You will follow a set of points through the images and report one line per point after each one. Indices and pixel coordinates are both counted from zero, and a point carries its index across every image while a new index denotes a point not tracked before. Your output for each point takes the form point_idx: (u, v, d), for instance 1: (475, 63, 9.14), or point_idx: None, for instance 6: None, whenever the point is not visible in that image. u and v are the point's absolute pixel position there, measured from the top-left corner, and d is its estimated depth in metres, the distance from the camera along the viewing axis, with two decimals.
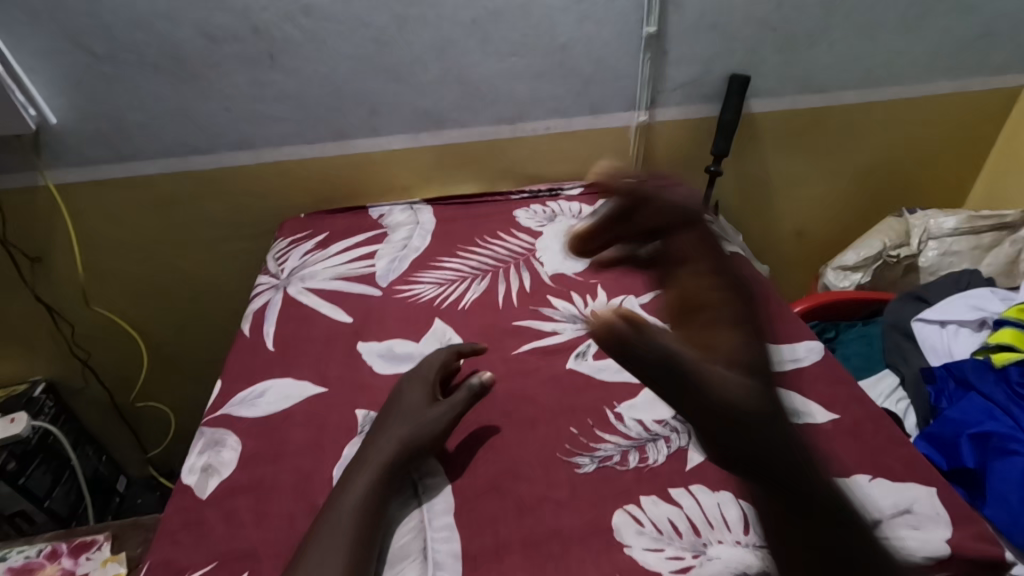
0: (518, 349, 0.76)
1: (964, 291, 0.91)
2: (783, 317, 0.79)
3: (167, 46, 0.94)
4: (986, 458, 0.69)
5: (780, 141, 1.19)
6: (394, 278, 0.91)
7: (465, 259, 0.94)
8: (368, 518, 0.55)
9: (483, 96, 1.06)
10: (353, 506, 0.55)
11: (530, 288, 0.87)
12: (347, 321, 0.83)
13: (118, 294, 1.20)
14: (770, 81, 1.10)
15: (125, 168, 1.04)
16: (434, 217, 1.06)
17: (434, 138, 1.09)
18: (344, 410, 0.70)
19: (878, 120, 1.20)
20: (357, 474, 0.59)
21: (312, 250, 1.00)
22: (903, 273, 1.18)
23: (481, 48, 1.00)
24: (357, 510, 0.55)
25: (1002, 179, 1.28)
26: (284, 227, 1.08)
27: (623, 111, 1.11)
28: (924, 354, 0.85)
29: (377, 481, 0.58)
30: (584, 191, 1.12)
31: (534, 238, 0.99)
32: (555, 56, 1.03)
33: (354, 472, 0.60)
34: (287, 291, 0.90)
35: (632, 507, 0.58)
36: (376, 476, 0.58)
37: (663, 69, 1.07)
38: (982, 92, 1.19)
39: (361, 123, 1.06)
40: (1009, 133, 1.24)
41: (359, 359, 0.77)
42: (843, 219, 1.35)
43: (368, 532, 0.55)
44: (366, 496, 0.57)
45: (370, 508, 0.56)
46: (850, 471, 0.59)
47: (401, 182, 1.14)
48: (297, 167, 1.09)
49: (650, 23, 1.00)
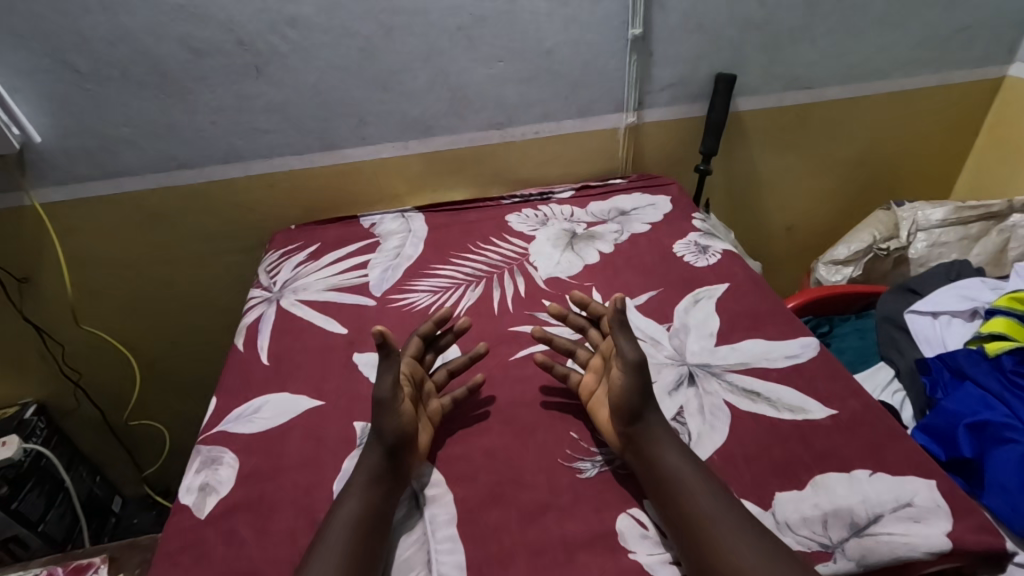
0: (515, 355, 0.76)
1: (954, 281, 0.91)
2: (776, 314, 0.79)
3: (151, 61, 0.93)
4: (984, 447, 0.69)
5: (767, 138, 1.20)
6: (387, 287, 0.91)
7: (459, 266, 0.94)
8: (370, 533, 0.54)
9: (471, 102, 1.05)
10: (354, 525, 0.54)
11: (525, 293, 0.87)
12: (343, 333, 0.82)
13: (108, 312, 1.18)
14: (755, 78, 1.11)
15: (112, 185, 1.03)
16: (426, 225, 1.06)
17: (424, 146, 1.09)
18: (342, 422, 0.69)
19: (862, 112, 1.21)
20: (356, 489, 0.57)
21: (304, 261, 0.99)
22: (894, 266, 1.19)
23: (467, 54, 1.00)
24: (360, 525, 0.54)
25: (987, 167, 1.29)
26: (275, 240, 1.07)
27: (611, 114, 1.11)
28: (918, 345, 0.86)
29: (378, 493, 0.57)
30: (575, 194, 1.12)
31: (527, 243, 0.99)
32: (541, 61, 1.03)
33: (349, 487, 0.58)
34: (281, 304, 0.89)
35: (636, 511, 0.58)
36: (375, 488, 0.57)
37: (649, 70, 1.07)
38: (964, 83, 1.20)
39: (350, 133, 1.05)
40: (991, 125, 1.26)
41: (355, 370, 0.76)
42: (832, 213, 1.36)
43: (372, 547, 0.54)
44: (368, 512, 0.55)
45: (373, 522, 0.55)
46: (851, 466, 0.59)
47: (391, 190, 1.13)
48: (286, 179, 1.08)
49: (635, 25, 1.01)
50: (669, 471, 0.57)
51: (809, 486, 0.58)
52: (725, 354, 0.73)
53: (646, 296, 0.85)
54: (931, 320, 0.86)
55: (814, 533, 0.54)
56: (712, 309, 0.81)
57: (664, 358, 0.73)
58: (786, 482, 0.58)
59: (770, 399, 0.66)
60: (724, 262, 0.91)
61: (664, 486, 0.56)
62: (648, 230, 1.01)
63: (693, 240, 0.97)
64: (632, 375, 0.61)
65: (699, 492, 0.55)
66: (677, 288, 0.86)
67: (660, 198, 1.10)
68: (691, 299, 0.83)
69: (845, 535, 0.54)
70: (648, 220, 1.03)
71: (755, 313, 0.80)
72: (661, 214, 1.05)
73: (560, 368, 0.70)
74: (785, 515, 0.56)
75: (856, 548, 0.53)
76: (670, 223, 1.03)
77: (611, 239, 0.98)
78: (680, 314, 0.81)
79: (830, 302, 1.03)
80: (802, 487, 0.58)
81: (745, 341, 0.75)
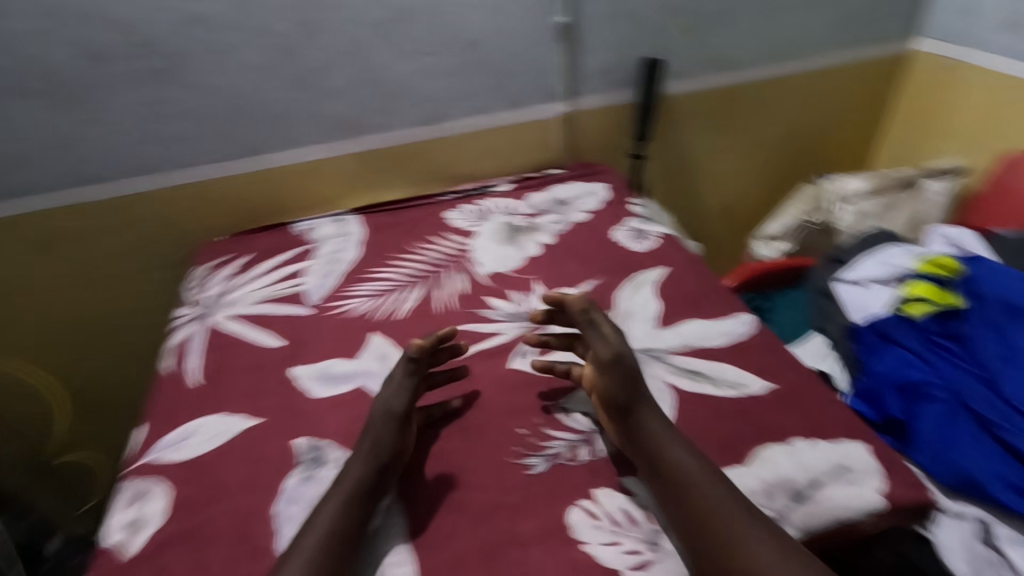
0: (459, 355, 0.75)
1: (876, 247, 0.95)
2: (714, 294, 0.81)
3: (44, 69, 0.86)
4: (910, 406, 0.74)
5: (699, 121, 1.22)
6: (325, 294, 0.88)
7: (398, 268, 0.92)
8: (341, 551, 0.52)
9: (400, 98, 1.03)
10: (323, 545, 0.51)
11: (468, 291, 0.86)
12: (279, 346, 0.79)
13: (21, 342, 1.09)
14: (681, 62, 1.13)
15: (13, 205, 0.95)
16: (363, 227, 1.03)
17: (355, 145, 1.06)
18: (282, 440, 0.66)
19: (785, 90, 1.25)
20: (326, 501, 0.55)
21: (234, 274, 0.94)
22: (823, 237, 1.23)
23: (392, 49, 0.97)
24: (329, 538, 0.52)
25: (900, 138, 1.36)
26: (202, 253, 1.02)
27: (543, 103, 1.11)
28: (847, 313, 0.89)
29: (348, 517, 0.54)
30: (514, 187, 1.12)
31: (467, 240, 0.98)
32: (469, 52, 1.01)
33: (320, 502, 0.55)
34: (211, 321, 0.85)
35: (586, 502, 0.58)
36: (351, 501, 0.55)
37: (578, 58, 1.07)
38: (873, 59, 1.26)
39: (275, 135, 1.00)
40: (902, 98, 1.33)
41: (293, 384, 0.73)
42: (764, 191, 1.40)
43: (341, 564, 0.51)
44: (339, 526, 0.53)
45: (344, 538, 0.52)
46: (790, 436, 0.61)
47: (324, 194, 1.09)
48: (209, 188, 1.02)
49: (560, 13, 1.00)
50: (672, 472, 0.55)
51: (752, 460, 0.59)
52: (667, 337, 0.74)
53: (589, 285, 0.85)
54: (858, 288, 0.89)
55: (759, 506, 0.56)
56: (653, 293, 0.82)
57: None
58: (730, 458, 0.59)
59: (711, 377, 0.68)
60: (662, 245, 0.92)
61: (671, 489, 0.54)
62: (587, 219, 1.01)
63: (631, 225, 0.98)
64: (621, 377, 0.61)
65: (703, 490, 0.53)
66: (617, 274, 0.86)
67: (598, 186, 1.10)
68: (631, 285, 0.84)
69: (789, 504, 0.56)
70: (588, 209, 1.04)
71: (693, 294, 0.81)
72: (599, 202, 1.06)
73: (560, 367, 0.69)
74: None
75: (799, 516, 0.55)
76: (608, 210, 1.03)
77: (552, 230, 0.98)
78: (621, 300, 0.81)
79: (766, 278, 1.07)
80: (745, 462, 0.59)
81: (686, 322, 0.76)
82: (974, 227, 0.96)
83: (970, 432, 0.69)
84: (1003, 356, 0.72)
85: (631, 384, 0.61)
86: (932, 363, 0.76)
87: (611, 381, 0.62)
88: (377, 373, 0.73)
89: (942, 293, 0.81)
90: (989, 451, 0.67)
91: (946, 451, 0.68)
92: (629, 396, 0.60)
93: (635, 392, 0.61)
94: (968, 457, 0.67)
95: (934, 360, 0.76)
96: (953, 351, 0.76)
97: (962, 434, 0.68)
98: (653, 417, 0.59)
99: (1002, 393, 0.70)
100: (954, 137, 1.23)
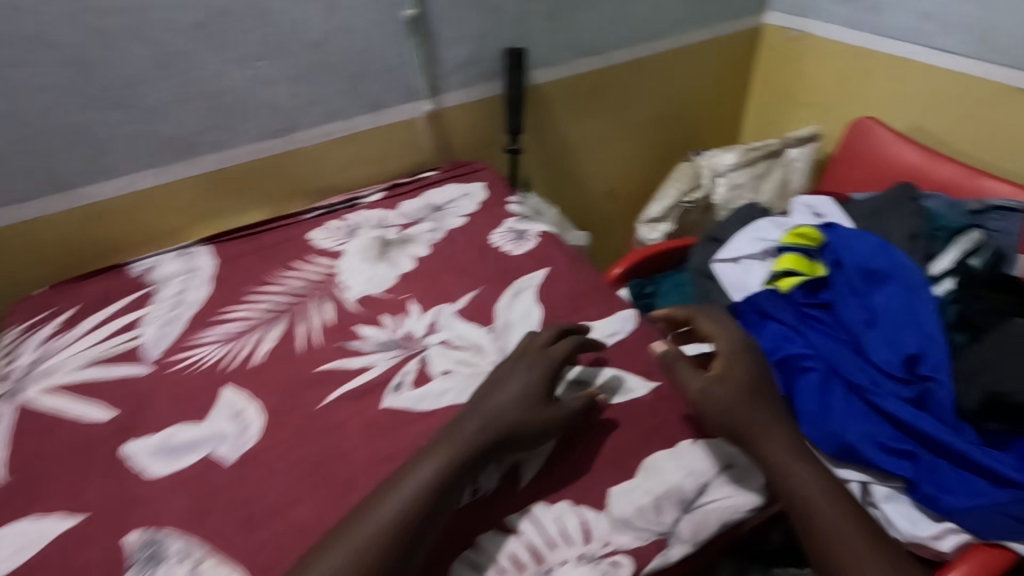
0: (324, 401, 0.67)
1: (749, 223, 0.97)
2: (595, 292, 0.78)
3: None
4: (789, 379, 0.74)
5: (571, 108, 1.20)
6: (167, 346, 0.76)
7: (255, 303, 0.82)
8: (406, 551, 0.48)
9: (237, 110, 0.91)
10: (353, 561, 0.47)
11: (335, 321, 0.78)
12: (108, 419, 0.67)
13: None
14: (545, 50, 1.09)
15: None
16: (213, 259, 0.91)
17: (192, 168, 0.93)
18: (112, 538, 0.55)
19: (651, 70, 1.25)
20: (390, 490, 0.51)
21: (53, 335, 0.80)
22: (702, 213, 1.26)
23: (217, 56, 0.85)
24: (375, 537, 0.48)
25: (763, 109, 1.41)
26: (13, 312, 0.85)
27: (405, 103, 1.03)
28: (727, 291, 0.90)
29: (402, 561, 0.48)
30: (384, 196, 1.03)
31: (334, 261, 0.89)
32: (310, 54, 0.91)
33: (383, 491, 0.51)
34: (21, 398, 0.71)
35: (469, 552, 0.52)
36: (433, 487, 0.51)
37: (435, 53, 1.00)
38: (730, 34, 1.29)
39: (86, 166, 0.86)
40: (760, 70, 1.37)
41: (126, 465, 0.62)
42: (644, 172, 1.41)
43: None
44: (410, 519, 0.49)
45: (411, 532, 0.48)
46: (675, 440, 0.59)
47: (164, 225, 0.95)
48: (11, 235, 0.86)
49: (408, 6, 0.92)
50: (800, 494, 0.54)
51: (638, 472, 0.57)
52: None
53: (467, 297, 0.79)
54: (734, 266, 0.90)
55: (648, 522, 0.53)
56: (533, 299, 0.77)
57: (489, 364, 0.69)
58: (618, 474, 0.57)
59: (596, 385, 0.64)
60: (541, 245, 0.88)
61: (813, 510, 0.53)
62: (464, 224, 0.95)
63: (509, 227, 0.94)
64: (770, 377, 0.61)
65: (826, 516, 0.53)
66: (496, 282, 0.81)
67: (474, 186, 1.05)
68: (511, 293, 0.79)
69: (678, 515, 0.54)
70: (464, 212, 0.98)
71: (573, 296, 0.78)
72: (476, 203, 1.00)
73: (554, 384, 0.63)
74: (620, 511, 0.54)
75: (687, 527, 0.54)
76: (486, 211, 0.98)
77: (426, 241, 0.91)
78: (501, 310, 0.76)
79: (651, 263, 1.06)
80: (632, 476, 0.57)
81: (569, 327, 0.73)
82: (831, 194, 1.00)
83: (845, 399, 0.71)
84: (866, 321, 0.75)
85: (760, 400, 0.59)
86: (806, 335, 0.77)
87: (725, 386, 0.59)
88: (229, 437, 0.63)
89: (809, 263, 0.82)
90: (862, 415, 0.69)
91: (826, 423, 0.69)
92: (762, 416, 0.58)
93: (773, 414, 0.58)
94: (845, 425, 0.69)
95: (808, 331, 0.77)
96: (823, 319, 0.78)
97: (837, 402, 0.71)
98: (790, 442, 0.57)
99: (868, 357, 0.73)
100: (808, 105, 1.28)
